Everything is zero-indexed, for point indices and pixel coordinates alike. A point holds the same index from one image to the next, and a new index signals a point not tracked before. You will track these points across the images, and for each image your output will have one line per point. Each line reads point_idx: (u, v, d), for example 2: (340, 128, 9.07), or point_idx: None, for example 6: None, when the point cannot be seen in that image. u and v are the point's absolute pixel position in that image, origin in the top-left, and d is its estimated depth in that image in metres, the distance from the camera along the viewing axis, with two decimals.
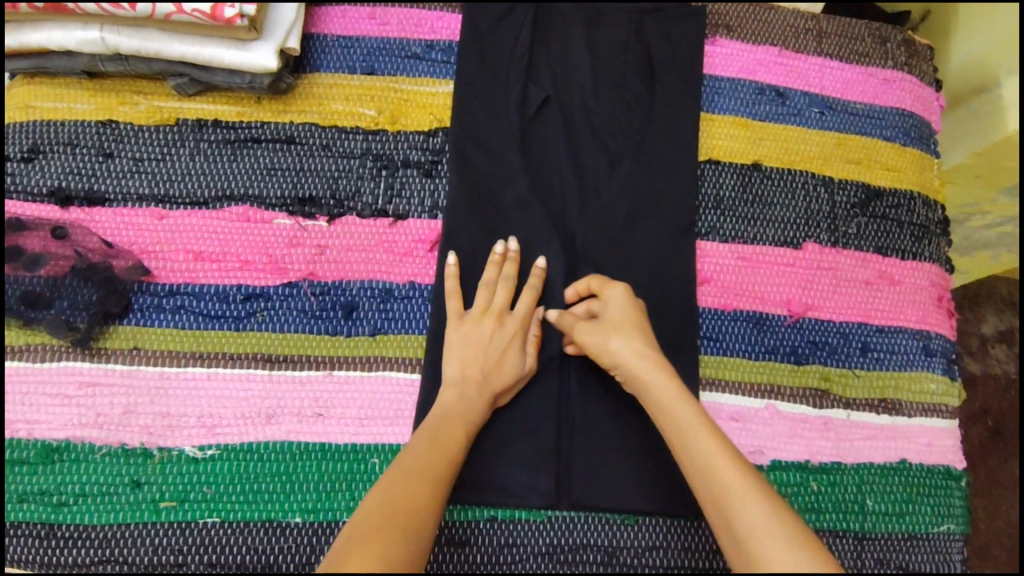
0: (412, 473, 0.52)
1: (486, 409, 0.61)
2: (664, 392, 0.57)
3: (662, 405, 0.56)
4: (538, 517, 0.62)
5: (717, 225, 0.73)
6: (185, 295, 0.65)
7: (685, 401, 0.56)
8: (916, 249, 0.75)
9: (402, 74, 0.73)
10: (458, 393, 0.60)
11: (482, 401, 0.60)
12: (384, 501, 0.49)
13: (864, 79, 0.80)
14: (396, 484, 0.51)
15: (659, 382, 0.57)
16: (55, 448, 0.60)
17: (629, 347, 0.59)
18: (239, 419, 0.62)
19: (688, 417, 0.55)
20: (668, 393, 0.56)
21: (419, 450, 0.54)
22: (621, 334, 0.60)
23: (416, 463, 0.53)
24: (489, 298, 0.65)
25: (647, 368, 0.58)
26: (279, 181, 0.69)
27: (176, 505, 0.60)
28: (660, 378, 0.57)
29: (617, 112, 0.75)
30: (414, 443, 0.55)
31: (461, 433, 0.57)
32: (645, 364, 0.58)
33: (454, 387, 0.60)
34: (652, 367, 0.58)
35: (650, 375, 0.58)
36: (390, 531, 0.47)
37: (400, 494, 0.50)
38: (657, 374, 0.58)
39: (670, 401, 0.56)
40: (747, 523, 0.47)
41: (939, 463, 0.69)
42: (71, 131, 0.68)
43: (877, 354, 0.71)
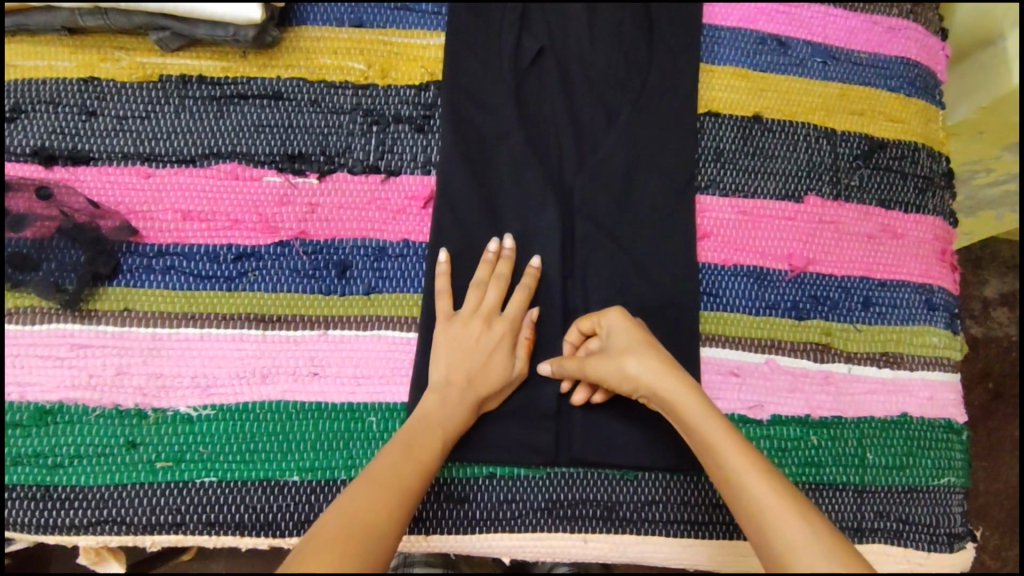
0: (384, 478, 0.51)
1: (469, 416, 0.59)
2: (691, 406, 0.54)
3: (691, 420, 0.54)
4: (538, 473, 0.62)
5: (717, 178, 0.71)
6: (174, 255, 0.64)
7: (712, 414, 0.54)
8: (920, 201, 0.73)
9: (392, 26, 0.71)
10: (441, 400, 0.58)
11: (466, 408, 0.59)
12: (361, 505, 0.48)
13: (869, 27, 0.77)
14: (372, 487, 0.50)
15: (682, 395, 0.55)
16: (49, 410, 0.60)
17: (649, 365, 0.57)
18: (233, 379, 0.61)
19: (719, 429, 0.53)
20: (695, 408, 0.54)
21: (394, 455, 0.53)
22: (636, 353, 0.58)
23: (390, 470, 0.52)
24: (479, 297, 0.63)
25: (672, 385, 0.56)
26: (267, 138, 0.67)
27: (174, 465, 0.59)
28: (683, 391, 0.55)
29: (614, 63, 0.73)
30: (391, 447, 0.54)
31: (434, 437, 0.56)
32: (669, 381, 0.56)
33: (438, 392, 0.59)
34: (673, 382, 0.56)
35: (672, 389, 0.55)
36: (354, 532, 0.45)
37: (373, 499, 0.49)
38: (677, 387, 0.55)
39: (700, 415, 0.54)
40: (790, 541, 0.45)
41: (940, 416, 0.68)
42: (53, 89, 0.66)
43: (879, 309, 0.70)
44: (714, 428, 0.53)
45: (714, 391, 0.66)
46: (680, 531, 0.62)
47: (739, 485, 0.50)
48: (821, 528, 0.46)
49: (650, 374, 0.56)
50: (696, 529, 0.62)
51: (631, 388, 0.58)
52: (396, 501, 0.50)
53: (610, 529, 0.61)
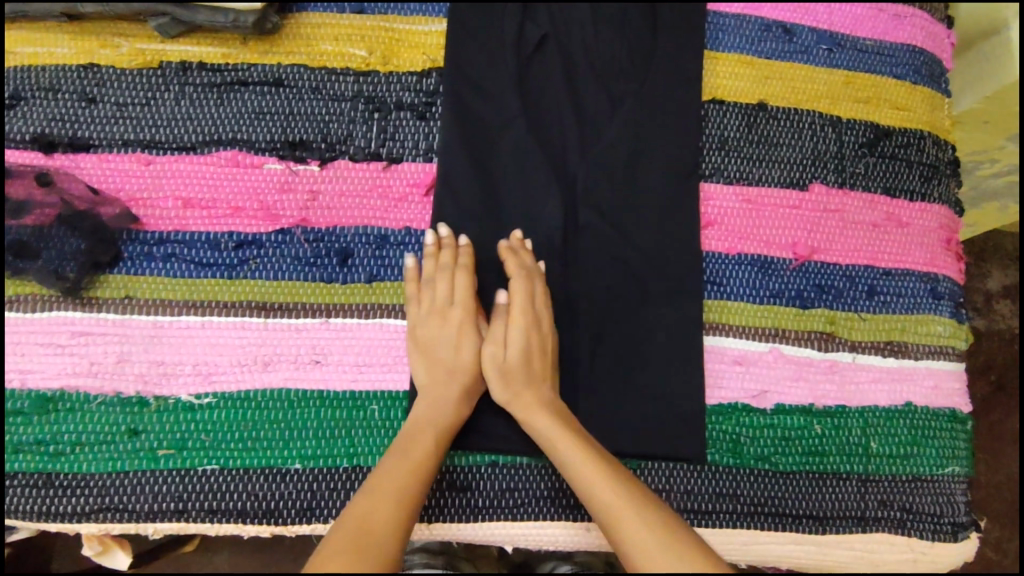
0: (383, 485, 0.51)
1: (459, 410, 0.60)
2: (574, 459, 0.55)
3: (576, 473, 0.54)
4: (540, 462, 0.62)
5: (721, 166, 0.70)
6: (175, 243, 0.63)
7: (596, 463, 0.54)
8: (925, 189, 0.73)
9: (393, 12, 0.70)
10: (431, 397, 0.59)
11: (457, 399, 0.60)
12: (363, 515, 0.49)
13: (875, 14, 0.76)
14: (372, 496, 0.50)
15: (531, 410, 0.59)
16: (50, 398, 0.59)
17: (541, 396, 0.60)
18: (234, 366, 0.61)
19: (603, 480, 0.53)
20: (542, 420, 0.58)
21: (392, 463, 0.54)
22: (531, 378, 0.61)
23: (387, 478, 0.52)
24: (431, 292, 0.62)
25: (554, 430, 0.57)
26: (268, 125, 0.66)
27: (175, 453, 0.59)
28: (531, 405, 0.59)
29: (617, 51, 0.72)
30: (388, 454, 0.55)
31: (429, 437, 0.56)
32: (555, 420, 0.58)
33: (424, 395, 0.59)
34: (528, 396, 0.60)
35: (523, 402, 0.59)
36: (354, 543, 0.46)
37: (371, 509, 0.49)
38: (528, 402, 0.59)
39: (586, 466, 0.54)
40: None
41: (944, 405, 0.68)
42: (52, 75, 0.66)
43: (884, 297, 0.70)
44: (599, 479, 0.53)
45: (718, 380, 0.66)
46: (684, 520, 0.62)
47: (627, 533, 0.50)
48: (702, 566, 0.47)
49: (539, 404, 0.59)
50: (697, 517, 0.62)
51: (519, 410, 0.59)
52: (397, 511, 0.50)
53: None
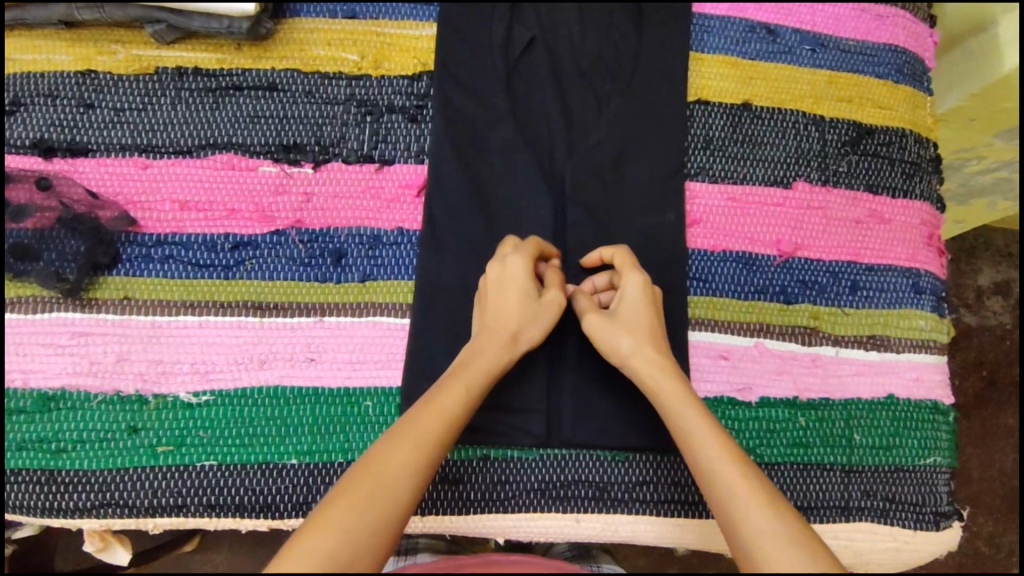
0: (407, 447, 0.51)
1: (499, 355, 0.58)
2: (689, 419, 0.54)
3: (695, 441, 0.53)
4: (531, 455, 0.63)
5: (707, 165, 0.72)
6: (173, 244, 0.65)
7: (703, 416, 0.54)
8: (907, 186, 0.74)
9: (385, 17, 0.72)
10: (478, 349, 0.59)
11: (497, 348, 0.58)
12: (383, 458, 0.50)
13: (857, 15, 0.78)
14: (395, 455, 0.50)
15: (641, 356, 0.58)
16: (51, 397, 0.61)
17: (647, 354, 0.58)
18: (231, 365, 0.62)
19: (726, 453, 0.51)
20: (650, 367, 0.58)
21: (420, 418, 0.53)
22: (638, 335, 0.59)
23: (412, 432, 0.52)
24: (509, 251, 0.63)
25: (679, 399, 0.55)
26: (263, 129, 0.68)
27: (174, 450, 0.60)
28: (645, 353, 0.58)
29: (604, 53, 0.74)
30: (418, 407, 0.54)
31: (457, 384, 0.55)
32: (669, 377, 0.57)
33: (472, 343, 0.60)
34: (641, 344, 0.59)
35: (633, 346, 0.59)
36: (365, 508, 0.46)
37: (391, 471, 0.49)
38: (638, 348, 0.59)
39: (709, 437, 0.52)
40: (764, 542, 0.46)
41: (926, 397, 0.69)
42: (51, 82, 0.67)
43: (867, 292, 0.71)
44: (705, 435, 0.52)
45: (703, 375, 0.67)
46: (670, 511, 0.63)
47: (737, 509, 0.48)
48: (819, 559, 0.44)
49: (655, 365, 0.58)
50: (687, 509, 0.63)
51: (633, 366, 0.58)
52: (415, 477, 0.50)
53: (602, 509, 0.62)
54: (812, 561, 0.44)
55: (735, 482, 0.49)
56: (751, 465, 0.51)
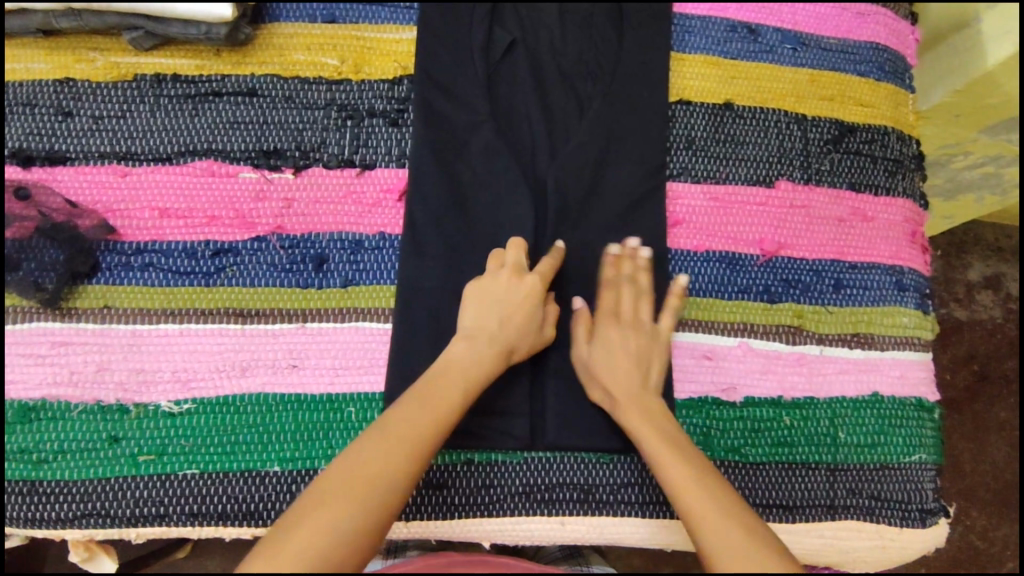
0: (388, 452, 0.50)
1: (494, 362, 0.59)
2: (653, 444, 0.56)
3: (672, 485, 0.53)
4: (515, 458, 0.63)
5: (688, 165, 0.72)
6: (153, 252, 0.64)
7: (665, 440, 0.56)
8: (889, 184, 0.74)
9: (365, 22, 0.72)
10: (479, 347, 0.59)
11: (493, 353, 0.59)
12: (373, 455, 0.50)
13: (839, 13, 0.78)
14: (385, 449, 0.50)
15: (620, 384, 0.60)
16: (32, 407, 0.60)
17: (631, 386, 0.60)
18: (213, 372, 0.62)
19: (701, 492, 0.51)
20: (626, 394, 0.60)
21: (408, 412, 0.53)
22: (628, 367, 0.61)
23: (401, 429, 0.52)
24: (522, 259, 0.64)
25: (657, 442, 0.56)
26: (242, 135, 0.68)
27: (156, 459, 0.60)
28: (626, 381, 0.60)
29: (585, 54, 0.74)
30: (409, 400, 0.54)
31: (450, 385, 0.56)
32: (640, 406, 0.59)
33: (465, 340, 0.60)
34: (625, 376, 0.61)
35: (615, 375, 0.61)
36: (349, 507, 0.47)
37: (381, 465, 0.50)
38: (620, 378, 0.61)
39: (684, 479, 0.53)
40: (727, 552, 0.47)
41: (911, 395, 0.69)
42: (29, 90, 0.67)
43: (850, 290, 0.71)
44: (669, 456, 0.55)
45: (688, 375, 0.67)
46: (655, 512, 0.63)
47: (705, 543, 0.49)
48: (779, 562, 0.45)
49: (633, 406, 0.59)
50: (672, 509, 0.63)
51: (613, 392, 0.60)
52: (403, 475, 0.50)
53: (587, 511, 0.62)
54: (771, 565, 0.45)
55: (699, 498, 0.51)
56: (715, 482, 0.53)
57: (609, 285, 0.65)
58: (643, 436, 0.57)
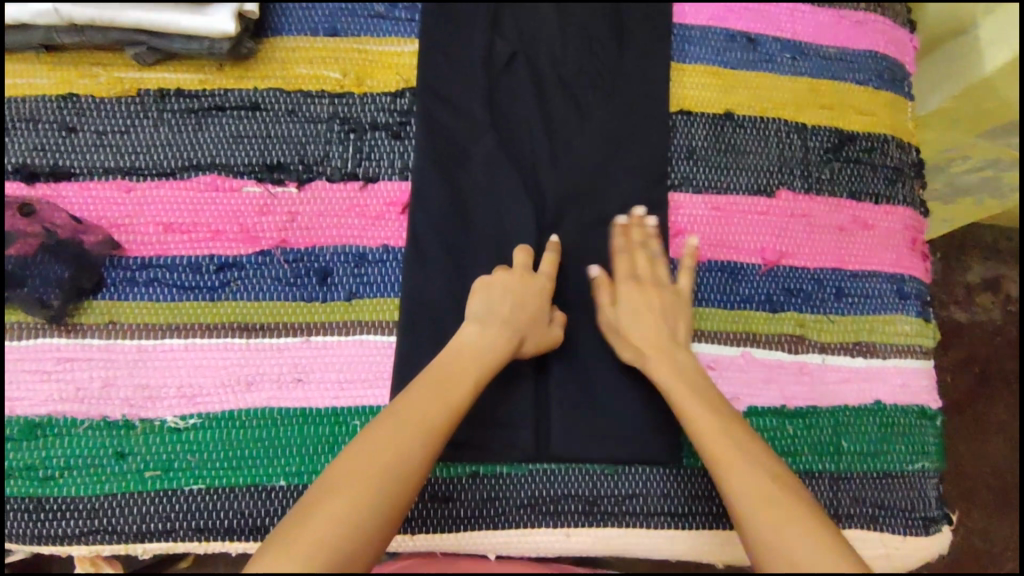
0: (377, 453, 0.50)
1: (506, 349, 0.60)
2: (684, 399, 0.58)
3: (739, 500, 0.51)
4: (520, 470, 0.63)
5: (690, 175, 0.72)
6: (158, 267, 0.65)
7: (694, 395, 0.58)
8: (890, 192, 0.75)
9: (367, 34, 0.72)
10: (481, 329, 0.60)
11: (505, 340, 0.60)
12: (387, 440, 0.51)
13: (837, 22, 0.79)
14: (396, 437, 0.51)
15: (649, 341, 0.62)
16: (38, 424, 0.60)
17: (661, 342, 0.62)
18: (218, 388, 0.62)
19: (731, 444, 0.54)
20: (655, 351, 0.61)
21: (418, 401, 0.54)
22: (656, 325, 0.62)
23: (411, 418, 0.53)
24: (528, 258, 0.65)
25: (687, 397, 0.58)
26: (245, 149, 0.68)
27: (162, 474, 0.60)
28: (655, 337, 0.62)
29: (585, 64, 0.74)
30: (415, 388, 0.55)
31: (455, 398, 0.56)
32: (668, 361, 0.61)
33: (478, 324, 0.60)
34: (653, 332, 0.62)
35: (646, 332, 0.62)
36: (363, 494, 0.48)
37: (394, 450, 0.50)
38: (650, 335, 0.62)
39: (755, 496, 0.50)
40: (754, 504, 0.50)
41: (913, 403, 0.70)
42: (32, 106, 0.67)
43: (852, 299, 0.71)
44: (699, 411, 0.57)
45: None
46: (661, 523, 0.63)
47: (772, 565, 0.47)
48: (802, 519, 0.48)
49: (663, 360, 0.61)
50: (677, 520, 0.63)
51: (642, 347, 0.62)
52: (414, 465, 0.51)
53: (592, 523, 0.63)
54: (795, 523, 0.48)
55: (727, 451, 0.53)
56: (742, 435, 0.55)
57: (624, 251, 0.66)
58: (673, 391, 0.59)
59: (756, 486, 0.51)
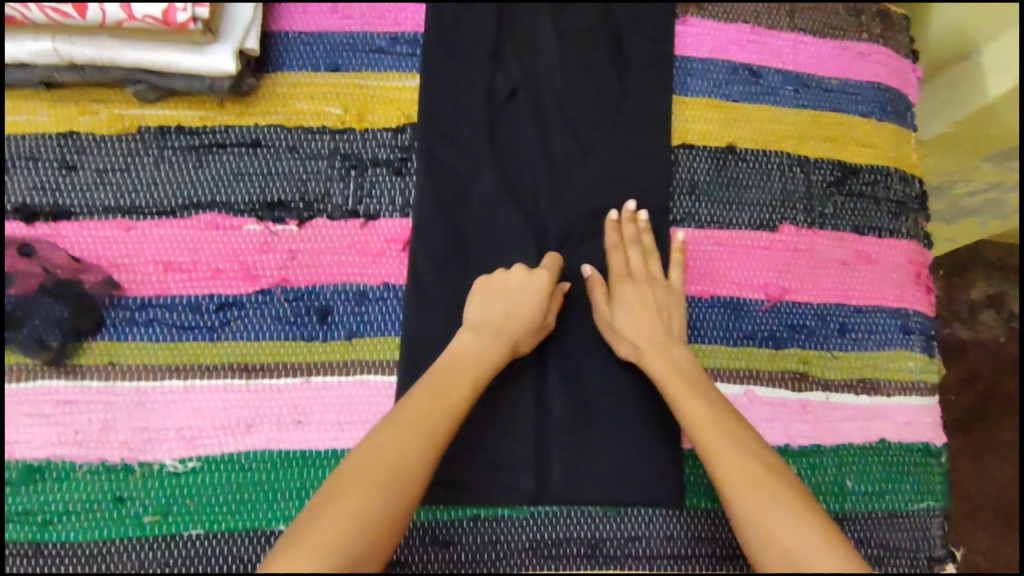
0: (386, 464, 0.49)
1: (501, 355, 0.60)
2: (677, 389, 0.59)
3: (729, 488, 0.51)
4: (521, 513, 0.63)
5: (692, 211, 0.72)
6: (157, 307, 0.64)
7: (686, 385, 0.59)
8: (893, 226, 0.74)
9: (368, 69, 0.72)
10: (474, 337, 0.60)
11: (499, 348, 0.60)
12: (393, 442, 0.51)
13: (840, 53, 0.79)
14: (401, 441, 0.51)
15: (643, 335, 0.63)
16: (36, 468, 0.60)
17: (656, 338, 0.63)
18: (218, 430, 0.62)
19: (722, 432, 0.55)
20: (649, 345, 0.62)
21: (423, 405, 0.54)
22: (648, 321, 0.63)
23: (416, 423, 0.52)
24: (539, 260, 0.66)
25: (680, 386, 0.59)
26: (246, 186, 0.68)
27: (160, 519, 0.60)
28: (649, 332, 0.63)
29: (586, 98, 0.74)
30: (417, 393, 0.55)
31: None
32: (663, 353, 0.62)
33: (473, 330, 0.61)
34: (647, 327, 0.63)
35: (639, 327, 0.63)
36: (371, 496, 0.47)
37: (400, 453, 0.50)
38: (643, 330, 0.63)
39: (743, 480, 0.51)
40: (742, 488, 0.51)
41: (918, 440, 0.69)
42: (32, 144, 0.67)
43: (855, 335, 0.71)
44: (691, 400, 0.58)
45: None
46: (664, 566, 0.62)
47: (765, 550, 0.48)
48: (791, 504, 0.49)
49: (656, 352, 0.62)
50: (680, 563, 0.62)
51: (636, 341, 0.63)
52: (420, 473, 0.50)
53: (594, 567, 0.62)
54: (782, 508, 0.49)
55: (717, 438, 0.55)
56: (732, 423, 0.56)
57: (616, 248, 0.68)
58: (667, 382, 0.60)
59: (745, 470, 0.52)
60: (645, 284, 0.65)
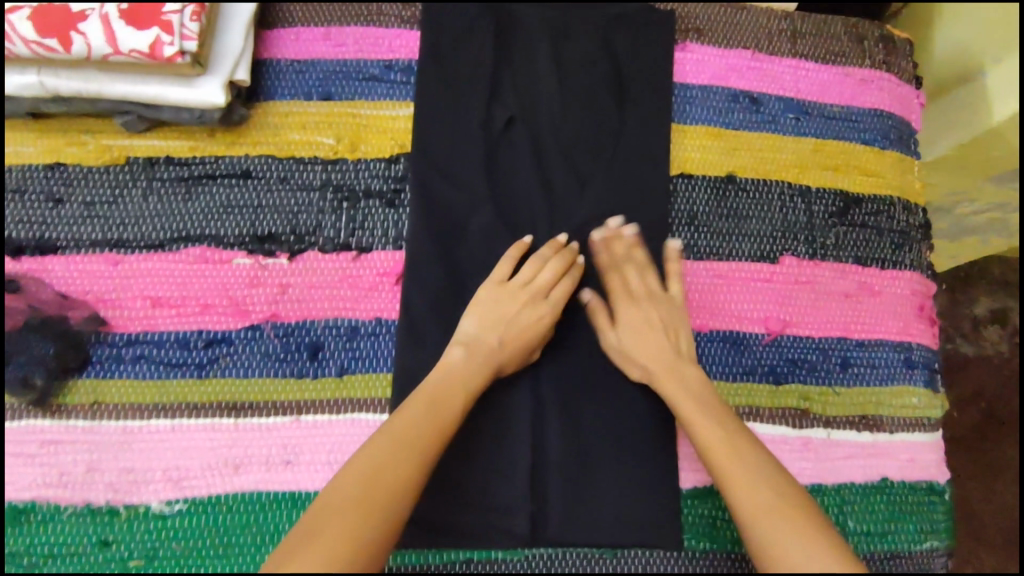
0: (367, 493, 0.48)
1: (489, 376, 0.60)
2: (689, 411, 0.58)
3: (742, 515, 0.51)
4: (516, 555, 0.61)
5: (691, 242, 0.71)
6: (145, 344, 0.63)
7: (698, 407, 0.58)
8: (897, 256, 0.73)
9: (361, 98, 0.71)
10: (466, 357, 0.60)
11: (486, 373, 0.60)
12: (376, 469, 0.50)
13: (842, 79, 0.77)
14: (384, 470, 0.50)
15: (654, 355, 0.62)
16: (21, 510, 0.59)
17: (665, 358, 0.62)
18: (205, 471, 0.60)
19: (735, 456, 0.54)
20: (661, 364, 0.62)
21: (406, 430, 0.53)
22: (654, 341, 0.63)
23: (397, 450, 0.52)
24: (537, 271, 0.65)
25: (692, 408, 0.58)
26: (236, 219, 0.66)
27: (146, 564, 0.58)
28: (660, 352, 0.62)
29: (584, 126, 0.73)
30: (401, 420, 0.54)
31: None
32: (675, 372, 0.61)
33: (464, 347, 0.61)
34: (657, 347, 0.63)
35: (650, 347, 0.63)
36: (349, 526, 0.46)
37: (382, 480, 0.49)
38: (655, 349, 0.62)
39: (755, 507, 0.51)
40: (756, 515, 0.50)
41: (921, 478, 0.67)
42: (19, 177, 0.66)
43: (858, 369, 0.70)
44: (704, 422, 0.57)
45: None
46: None
47: None
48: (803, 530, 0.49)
49: (668, 373, 0.61)
50: None
51: (645, 363, 0.62)
52: (400, 504, 0.49)
53: None
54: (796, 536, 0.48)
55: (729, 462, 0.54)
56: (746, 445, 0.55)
57: (611, 268, 0.67)
58: (680, 403, 0.59)
59: (758, 496, 0.51)
60: (647, 303, 0.65)
